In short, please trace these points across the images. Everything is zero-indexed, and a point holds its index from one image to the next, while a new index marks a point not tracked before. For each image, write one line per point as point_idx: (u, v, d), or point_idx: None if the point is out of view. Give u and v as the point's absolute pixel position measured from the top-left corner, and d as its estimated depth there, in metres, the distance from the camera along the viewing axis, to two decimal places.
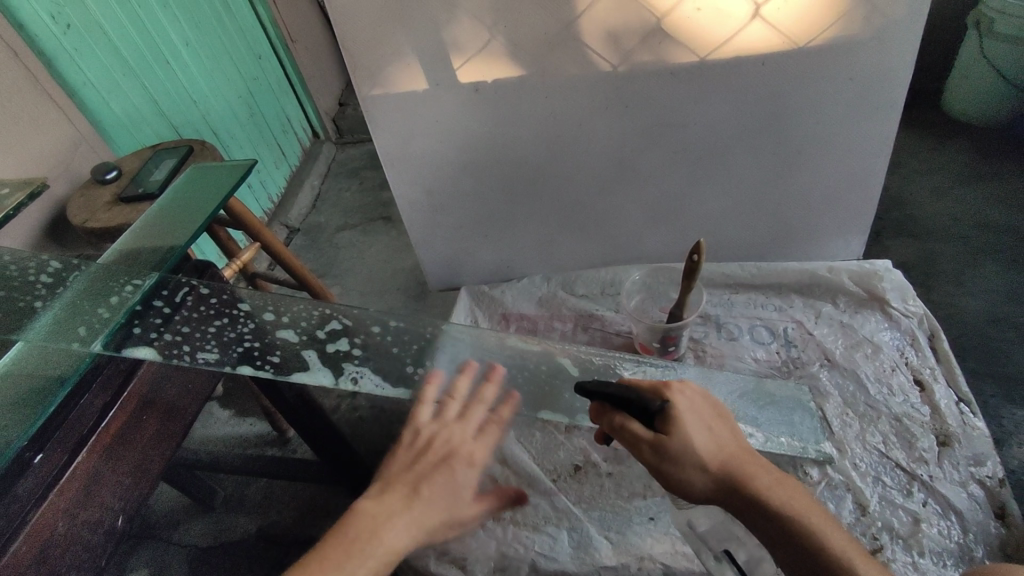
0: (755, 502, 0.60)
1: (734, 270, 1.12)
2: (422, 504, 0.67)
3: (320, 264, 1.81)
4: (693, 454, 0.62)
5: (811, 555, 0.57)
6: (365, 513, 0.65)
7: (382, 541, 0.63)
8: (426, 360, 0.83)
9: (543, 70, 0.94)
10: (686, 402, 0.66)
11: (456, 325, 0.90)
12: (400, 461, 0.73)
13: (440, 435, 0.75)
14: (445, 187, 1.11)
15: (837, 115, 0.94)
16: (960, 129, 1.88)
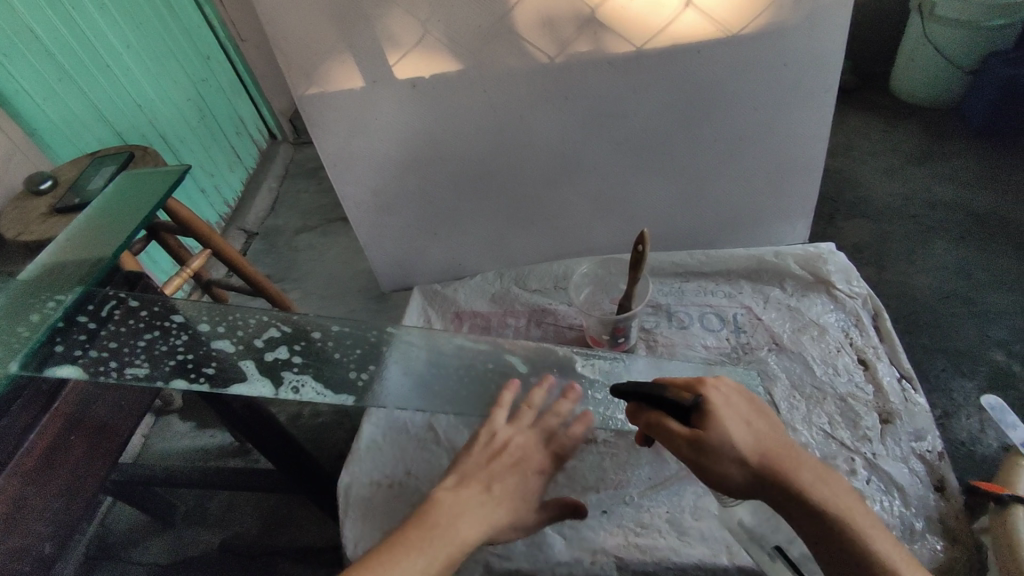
0: (801, 499, 0.59)
1: (683, 259, 1.12)
2: (494, 502, 0.73)
3: (280, 269, 1.77)
4: (734, 449, 0.61)
5: (857, 555, 0.57)
6: (444, 502, 0.70)
7: (458, 531, 0.67)
8: (367, 364, 0.85)
9: (480, 65, 0.92)
10: (722, 398, 0.65)
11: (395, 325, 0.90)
12: (473, 459, 0.78)
13: (515, 440, 0.81)
14: (391, 186, 1.09)
15: (773, 102, 0.95)
16: (908, 110, 1.92)
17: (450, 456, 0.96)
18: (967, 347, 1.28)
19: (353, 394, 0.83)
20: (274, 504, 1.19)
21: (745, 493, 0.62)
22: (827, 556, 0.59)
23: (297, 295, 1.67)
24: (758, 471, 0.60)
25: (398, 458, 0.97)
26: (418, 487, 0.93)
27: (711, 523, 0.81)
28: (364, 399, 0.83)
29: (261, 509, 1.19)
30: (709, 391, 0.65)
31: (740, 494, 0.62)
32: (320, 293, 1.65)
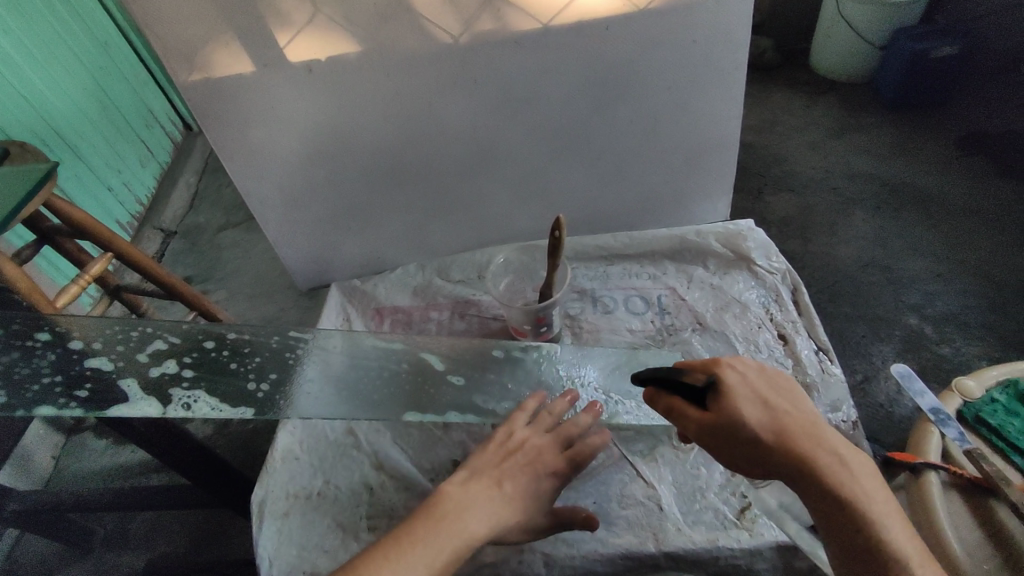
0: (817, 483, 0.57)
1: (607, 241, 1.10)
2: (503, 500, 0.70)
3: (203, 268, 1.66)
4: (748, 431, 0.58)
5: (870, 544, 0.55)
6: (454, 500, 0.67)
7: (466, 528, 0.64)
8: (269, 374, 0.86)
9: (381, 47, 0.86)
10: (741, 378, 0.62)
11: (296, 330, 0.90)
12: (485, 459, 0.75)
13: (529, 442, 0.78)
14: (296, 179, 1.02)
15: (685, 79, 0.94)
16: (827, 85, 1.97)
17: (372, 461, 0.91)
18: (884, 312, 1.33)
19: (252, 406, 0.84)
20: (202, 522, 1.07)
21: (761, 473, 0.60)
22: (838, 542, 0.57)
23: (222, 296, 1.56)
24: (774, 453, 0.58)
25: (316, 467, 0.91)
26: (339, 497, 0.88)
27: (637, 509, 0.80)
28: (264, 410, 0.84)
29: (189, 529, 1.06)
30: (726, 370, 0.62)
31: (756, 474, 0.61)
32: (244, 293, 1.55)
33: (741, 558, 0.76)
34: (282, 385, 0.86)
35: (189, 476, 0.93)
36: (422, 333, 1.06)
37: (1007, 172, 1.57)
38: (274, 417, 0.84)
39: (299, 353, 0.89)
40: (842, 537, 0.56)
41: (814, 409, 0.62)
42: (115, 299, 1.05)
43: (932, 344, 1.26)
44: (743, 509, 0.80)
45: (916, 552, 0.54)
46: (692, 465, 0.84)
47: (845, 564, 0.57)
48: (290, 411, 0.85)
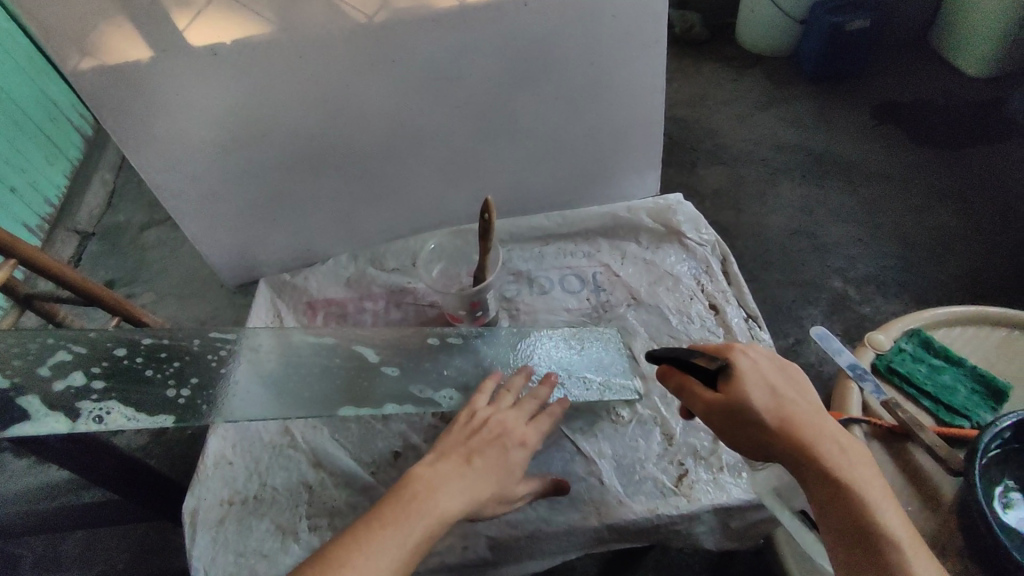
0: (811, 462, 0.59)
1: (541, 221, 1.10)
2: (476, 476, 0.66)
3: (127, 270, 1.56)
4: (751, 411, 0.62)
5: (859, 523, 0.55)
6: (423, 479, 0.63)
7: (439, 505, 0.61)
8: (190, 377, 0.84)
9: (290, 27, 0.82)
10: (753, 365, 0.66)
11: (217, 331, 0.90)
12: (453, 437, 0.71)
13: (495, 417, 0.74)
14: (212, 170, 0.96)
15: (606, 54, 0.94)
16: (753, 59, 2.02)
17: (310, 459, 0.88)
18: (811, 277, 1.39)
19: (173, 414, 0.80)
20: (144, 535, 1.00)
21: (763, 454, 0.63)
22: (828, 523, 0.57)
23: (149, 298, 1.48)
24: (774, 432, 0.61)
25: (251, 470, 0.88)
26: (276, 499, 0.84)
27: (579, 485, 0.81)
28: (185, 416, 0.80)
29: (128, 544, 1.00)
30: (740, 357, 0.67)
31: (758, 455, 0.64)
32: (173, 294, 1.47)
33: (680, 522, 0.79)
34: (204, 388, 0.83)
35: (116, 490, 0.84)
36: (358, 324, 1.03)
37: (917, 139, 1.66)
38: (198, 423, 0.79)
39: (220, 352, 0.87)
40: (832, 515, 0.57)
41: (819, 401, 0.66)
42: (28, 306, 0.96)
43: (855, 305, 1.33)
44: (680, 476, 0.82)
45: (908, 537, 0.54)
46: (630, 438, 0.85)
47: (836, 547, 0.57)
48: (218, 415, 0.80)
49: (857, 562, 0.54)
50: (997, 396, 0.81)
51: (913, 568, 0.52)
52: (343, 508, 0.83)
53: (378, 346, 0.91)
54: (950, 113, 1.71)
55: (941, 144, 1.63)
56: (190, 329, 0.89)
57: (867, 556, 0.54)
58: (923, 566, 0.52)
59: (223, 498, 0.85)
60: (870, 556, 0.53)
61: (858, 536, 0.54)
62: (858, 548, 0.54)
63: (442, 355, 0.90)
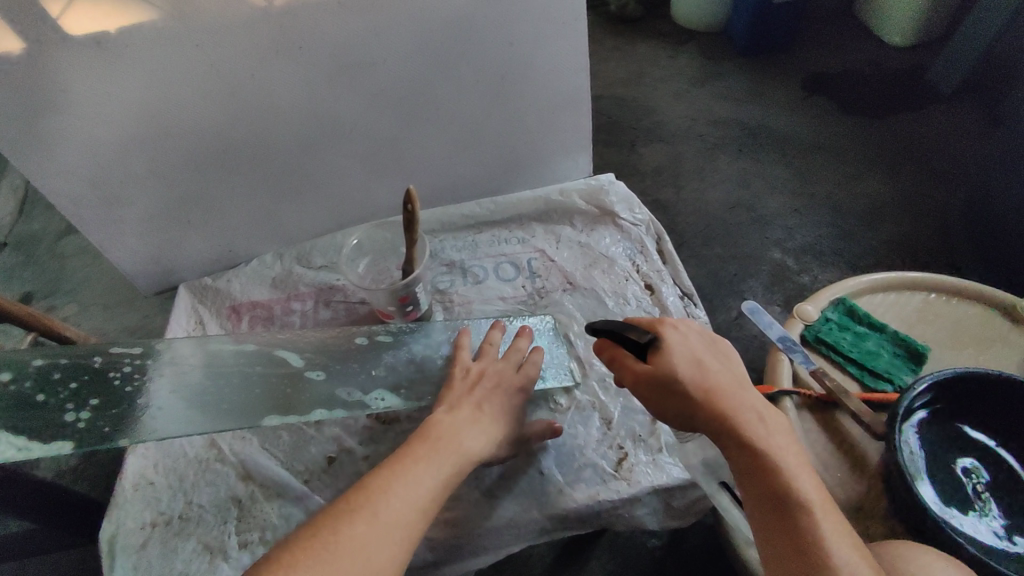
0: (733, 432, 0.59)
1: (472, 209, 1.08)
2: (488, 420, 0.72)
3: (44, 283, 1.44)
4: (676, 384, 0.62)
5: (775, 490, 0.56)
6: (442, 425, 0.69)
7: (461, 444, 0.67)
8: (88, 399, 0.78)
9: (182, 12, 0.76)
10: (681, 339, 0.66)
11: (120, 346, 0.84)
12: (456, 391, 0.75)
13: (489, 370, 0.79)
14: (112, 172, 0.88)
15: (526, 34, 0.91)
16: (689, 35, 2.02)
17: (239, 472, 0.83)
18: (751, 250, 1.41)
19: (71, 440, 0.74)
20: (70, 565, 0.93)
21: (688, 425, 0.64)
22: (748, 491, 0.58)
23: (70, 313, 1.36)
24: (698, 403, 0.61)
25: (174, 488, 0.81)
26: (204, 518, 0.79)
27: (519, 478, 0.80)
28: (85, 441, 0.74)
29: None
30: (668, 332, 0.67)
31: (684, 426, 0.64)
32: (98, 306, 1.37)
33: (621, 506, 0.79)
34: (106, 409, 0.77)
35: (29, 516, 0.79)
36: (285, 327, 0.99)
37: (845, 110, 1.70)
38: (100, 448, 0.74)
39: (123, 369, 0.82)
40: (751, 481, 0.58)
41: (744, 372, 0.67)
42: None
43: (794, 275, 1.35)
44: (620, 459, 0.82)
45: (820, 502, 0.55)
46: (569, 425, 0.84)
47: (754, 511, 0.57)
48: (125, 438, 0.75)
49: (773, 529, 0.55)
50: (916, 358, 0.83)
51: (824, 531, 0.53)
52: (276, 522, 0.79)
53: (302, 350, 0.87)
54: (874, 82, 1.76)
55: (868, 113, 1.68)
56: (86, 347, 0.83)
57: (781, 523, 0.55)
58: (832, 527, 0.54)
59: (145, 521, 0.78)
60: (787, 520, 0.54)
61: (775, 502, 0.55)
62: (774, 512, 0.55)
63: (373, 354, 0.87)
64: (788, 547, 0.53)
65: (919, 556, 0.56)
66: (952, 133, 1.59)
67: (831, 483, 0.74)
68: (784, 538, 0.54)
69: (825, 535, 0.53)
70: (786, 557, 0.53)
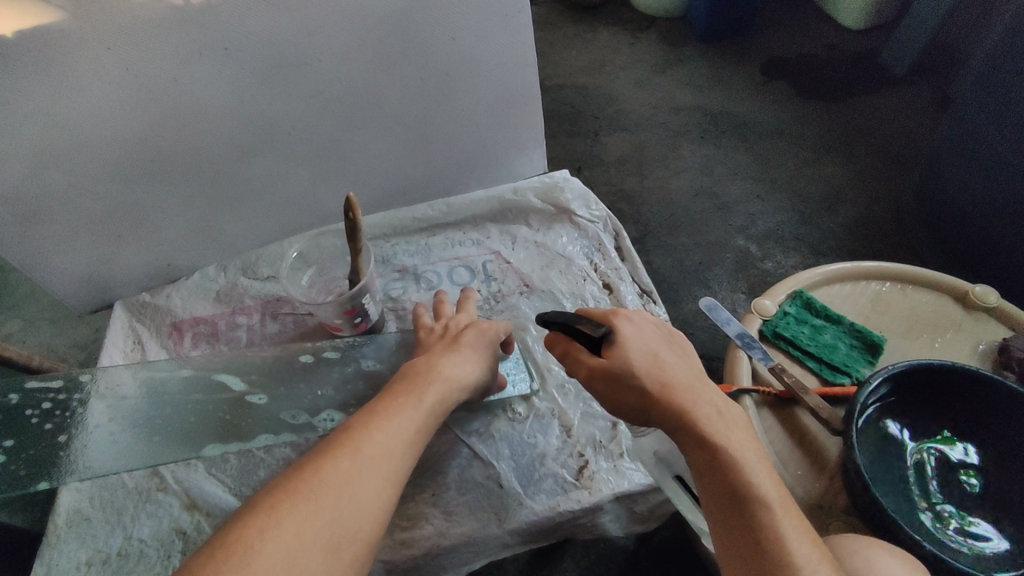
0: (691, 427, 0.57)
1: (424, 211, 1.04)
2: (466, 351, 0.71)
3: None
4: (631, 378, 0.60)
5: (732, 486, 0.54)
6: (418, 363, 0.68)
7: (440, 374, 0.66)
8: (3, 441, 0.77)
9: (89, 13, 0.70)
10: (636, 331, 0.64)
11: (37, 380, 0.82)
12: (426, 342, 0.76)
13: (452, 322, 0.79)
14: (26, 187, 0.81)
15: (468, 28, 0.88)
16: (649, 22, 1.99)
17: (183, 501, 0.77)
18: (715, 238, 1.39)
19: None
20: None
21: (644, 420, 0.62)
22: (705, 488, 0.56)
23: (12, 328, 1.24)
24: (654, 397, 0.59)
25: (112, 523, 0.76)
26: (144, 554, 0.74)
27: (478, 492, 0.77)
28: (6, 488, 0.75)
29: None
30: (624, 324, 0.65)
31: (640, 422, 0.62)
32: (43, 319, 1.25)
33: (584, 516, 0.77)
34: (25, 450, 0.77)
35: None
36: (231, 343, 0.94)
37: (804, 94, 1.70)
38: (19, 492, 0.75)
39: (43, 405, 0.81)
40: (708, 477, 0.56)
41: (702, 364, 0.65)
42: None
43: (758, 262, 1.34)
44: (580, 467, 0.79)
45: (779, 498, 0.53)
46: (527, 433, 0.82)
47: (711, 508, 0.55)
48: (44, 482, 0.76)
49: (730, 526, 0.53)
50: (874, 350, 0.83)
51: (782, 528, 0.51)
52: None
53: (241, 371, 0.85)
54: (832, 66, 1.75)
55: (826, 97, 1.68)
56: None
57: (739, 520, 0.52)
58: (791, 524, 0.51)
59: (80, 561, 0.74)
60: (743, 518, 0.52)
61: (732, 498, 0.53)
62: (730, 508, 0.53)
63: (318, 372, 0.85)
64: (746, 544, 0.51)
65: (866, 553, 0.56)
66: (908, 116, 1.60)
67: (791, 482, 0.73)
68: (741, 535, 0.52)
69: (783, 531, 0.51)
70: (743, 555, 0.51)
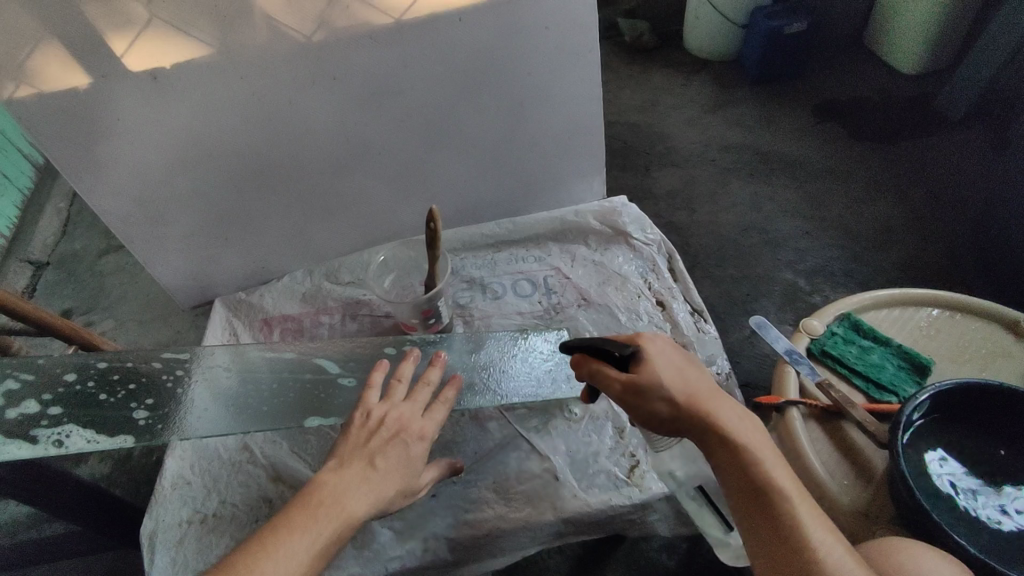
0: (716, 436, 0.61)
1: (491, 229, 1.14)
2: (379, 477, 0.68)
3: (90, 296, 1.44)
4: (661, 392, 0.64)
5: (758, 488, 0.58)
6: (326, 486, 0.65)
7: (344, 509, 0.63)
8: (144, 399, 0.88)
9: (231, 49, 0.83)
10: (661, 349, 0.68)
11: (170, 351, 0.94)
12: (351, 439, 0.72)
13: (391, 414, 0.75)
14: (159, 193, 0.95)
15: (542, 66, 0.98)
16: (702, 64, 2.08)
17: (270, 474, 0.87)
18: (764, 271, 1.44)
19: (132, 435, 0.84)
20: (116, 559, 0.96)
21: (670, 430, 0.65)
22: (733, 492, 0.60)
23: (108, 326, 1.38)
24: (681, 407, 0.63)
25: (209, 488, 0.86)
26: (235, 517, 0.83)
27: (535, 482, 0.83)
28: (145, 437, 0.84)
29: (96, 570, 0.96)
30: (649, 342, 0.68)
31: (666, 431, 0.65)
32: (139, 317, 1.38)
33: (633, 512, 0.82)
34: (160, 409, 0.87)
35: (99, 517, 0.86)
36: (315, 338, 1.04)
37: (855, 135, 1.74)
38: (154, 442, 0.84)
39: (174, 373, 0.92)
40: (736, 480, 0.60)
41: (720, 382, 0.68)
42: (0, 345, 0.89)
43: (806, 295, 1.38)
44: (632, 467, 0.85)
45: (797, 491, 0.58)
46: (582, 433, 0.88)
47: (740, 508, 0.59)
48: (173, 434, 0.85)
49: (760, 522, 0.57)
50: (920, 372, 0.86)
51: (804, 520, 0.56)
52: None
53: (338, 358, 0.95)
54: (883, 109, 1.80)
55: (877, 138, 1.72)
56: (139, 353, 0.93)
57: (767, 518, 0.57)
58: (811, 515, 0.56)
59: (181, 518, 0.83)
60: (769, 512, 0.57)
61: (757, 495, 0.58)
62: (756, 506, 0.58)
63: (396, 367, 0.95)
64: (776, 539, 0.56)
65: (897, 545, 0.61)
66: (961, 158, 1.62)
67: (837, 491, 0.76)
68: (771, 530, 0.56)
69: (805, 524, 0.56)
70: (774, 547, 0.56)
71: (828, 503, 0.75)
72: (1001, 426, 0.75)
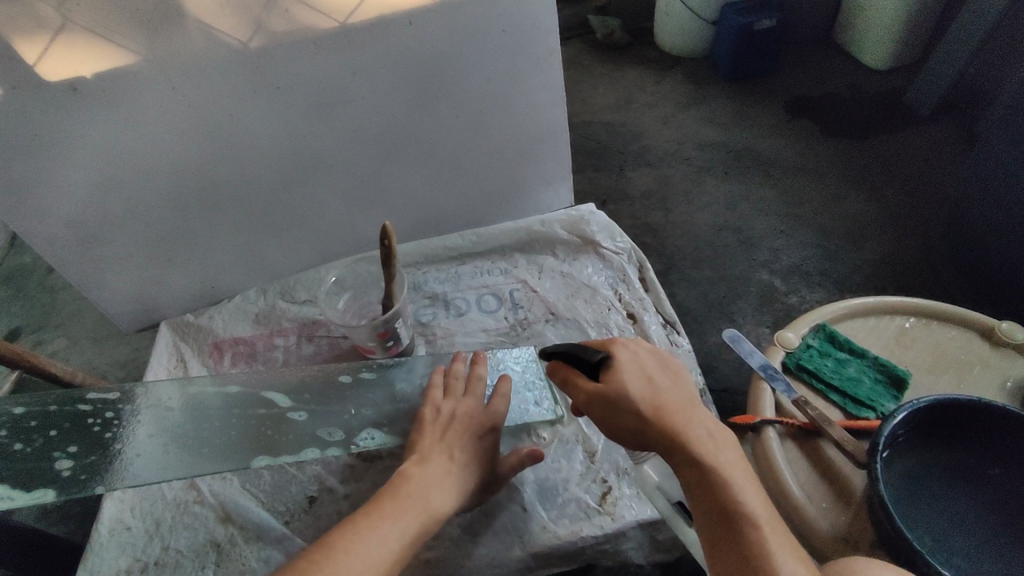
0: (684, 453, 0.57)
1: (455, 241, 1.08)
2: (458, 468, 0.71)
3: (36, 316, 1.35)
4: (629, 403, 0.60)
5: (723, 509, 0.54)
6: (414, 477, 0.67)
7: (430, 497, 0.65)
8: (66, 446, 0.81)
9: (158, 57, 0.76)
10: (633, 357, 0.65)
11: (96, 392, 0.87)
12: (427, 434, 0.75)
13: (459, 410, 0.78)
14: (89, 211, 0.88)
15: (501, 71, 0.93)
16: (674, 61, 2.05)
17: (218, 514, 0.79)
18: (740, 272, 1.40)
19: (53, 488, 0.78)
20: None
21: (640, 444, 0.61)
22: (697, 512, 0.56)
23: (59, 346, 1.29)
24: (649, 421, 0.59)
25: (150, 532, 0.79)
26: (179, 565, 0.76)
27: (503, 513, 0.78)
28: (67, 490, 0.78)
29: None
30: (621, 350, 0.65)
31: (636, 446, 0.62)
32: (89, 337, 1.29)
33: (606, 541, 0.77)
34: (86, 457, 0.81)
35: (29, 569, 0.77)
36: (268, 363, 0.98)
37: (828, 132, 1.72)
38: (78, 494, 0.78)
39: (103, 415, 0.85)
40: (702, 501, 0.55)
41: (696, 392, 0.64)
42: None
43: (784, 296, 1.35)
44: (604, 493, 0.81)
45: (767, 517, 0.53)
46: (552, 458, 0.84)
47: (705, 530, 0.55)
48: (102, 485, 0.79)
49: (725, 547, 0.53)
50: (898, 385, 0.83)
51: (773, 549, 0.51)
52: (251, 565, 0.75)
53: (293, 386, 0.89)
54: (855, 105, 1.78)
55: (849, 135, 1.70)
56: (61, 395, 0.86)
57: (732, 543, 0.52)
58: (780, 544, 0.52)
59: (120, 567, 0.76)
60: (736, 540, 0.52)
61: (723, 518, 0.53)
62: (722, 530, 0.53)
63: (354, 393, 0.89)
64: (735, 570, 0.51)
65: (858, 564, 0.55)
66: (933, 153, 1.60)
67: (816, 515, 0.73)
68: (735, 557, 0.52)
69: (773, 552, 0.51)
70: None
71: (806, 530, 0.72)
72: (984, 441, 0.72)
